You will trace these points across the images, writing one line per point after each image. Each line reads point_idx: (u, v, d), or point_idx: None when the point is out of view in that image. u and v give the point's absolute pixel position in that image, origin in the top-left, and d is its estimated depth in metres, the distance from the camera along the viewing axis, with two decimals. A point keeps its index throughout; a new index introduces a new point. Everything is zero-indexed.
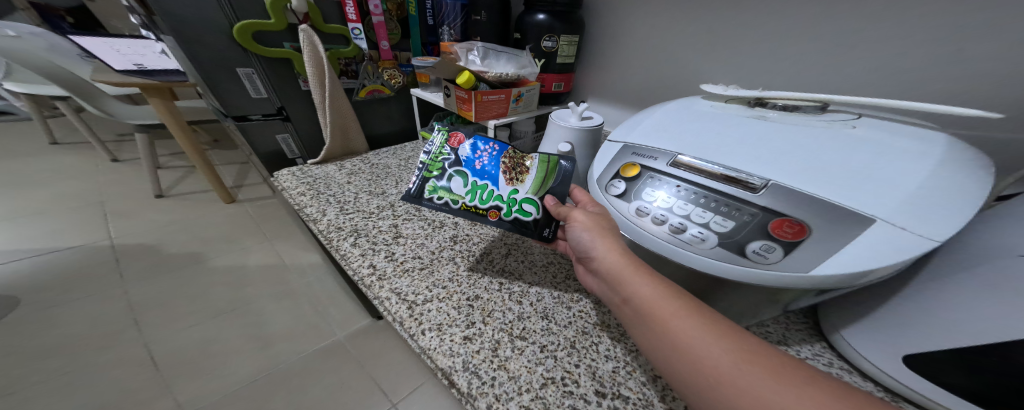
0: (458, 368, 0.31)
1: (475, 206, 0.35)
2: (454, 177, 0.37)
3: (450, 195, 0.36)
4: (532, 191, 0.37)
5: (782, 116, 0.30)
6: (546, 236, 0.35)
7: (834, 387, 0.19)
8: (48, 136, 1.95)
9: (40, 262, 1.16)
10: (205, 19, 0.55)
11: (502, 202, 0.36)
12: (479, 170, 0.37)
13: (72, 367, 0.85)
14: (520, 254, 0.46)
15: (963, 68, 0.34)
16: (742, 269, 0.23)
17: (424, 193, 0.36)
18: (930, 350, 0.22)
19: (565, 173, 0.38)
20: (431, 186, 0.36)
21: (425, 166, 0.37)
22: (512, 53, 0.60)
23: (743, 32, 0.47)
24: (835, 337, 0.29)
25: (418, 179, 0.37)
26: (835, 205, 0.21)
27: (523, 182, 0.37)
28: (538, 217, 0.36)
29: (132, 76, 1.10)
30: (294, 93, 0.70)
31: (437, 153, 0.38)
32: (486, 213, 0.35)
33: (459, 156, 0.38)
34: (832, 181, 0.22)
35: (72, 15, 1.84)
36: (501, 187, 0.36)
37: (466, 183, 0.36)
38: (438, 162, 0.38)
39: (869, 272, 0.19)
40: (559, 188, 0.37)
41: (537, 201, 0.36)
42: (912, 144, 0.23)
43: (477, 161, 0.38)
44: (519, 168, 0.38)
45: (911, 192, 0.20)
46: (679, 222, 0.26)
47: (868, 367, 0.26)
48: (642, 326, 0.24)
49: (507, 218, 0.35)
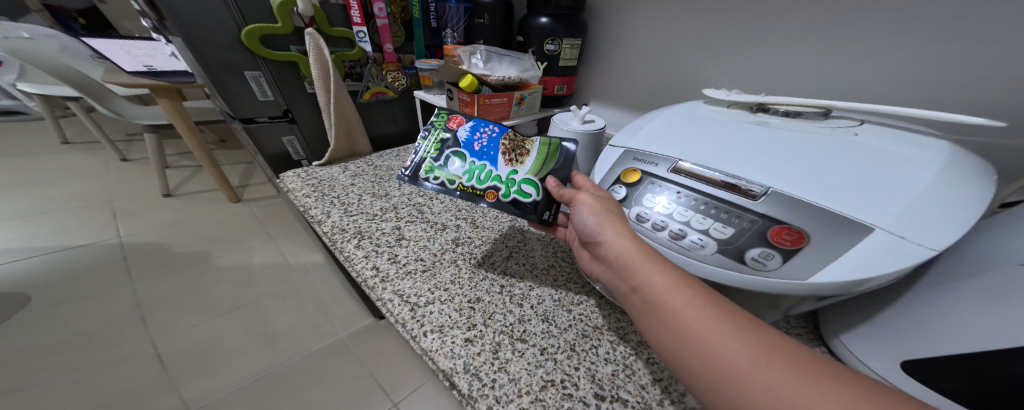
0: (459, 370, 0.32)
1: (472, 186, 0.36)
2: (453, 158, 0.38)
3: (448, 175, 0.37)
4: (533, 172, 0.36)
5: (784, 122, 0.30)
6: (545, 219, 0.35)
7: (859, 382, 0.18)
8: (60, 136, 1.99)
9: (51, 260, 1.19)
10: (213, 23, 0.56)
11: (500, 183, 0.36)
12: (479, 151, 0.38)
13: (81, 363, 0.87)
14: (521, 256, 0.46)
15: (970, 71, 0.34)
16: (740, 275, 0.23)
17: (422, 175, 0.37)
18: (930, 356, 0.22)
19: (567, 154, 0.37)
20: (429, 166, 0.38)
21: (425, 147, 0.39)
22: (515, 55, 0.61)
23: (745, 34, 0.47)
24: (835, 342, 0.28)
25: (418, 159, 0.39)
26: (836, 213, 0.21)
27: (523, 164, 0.37)
28: (537, 199, 0.35)
29: (143, 78, 1.13)
30: (300, 95, 0.71)
31: (436, 135, 0.40)
32: (483, 193, 0.36)
33: (459, 138, 0.39)
34: (834, 188, 0.22)
35: (84, 17, 1.87)
36: (500, 168, 0.36)
37: (465, 164, 0.37)
38: (439, 143, 0.39)
39: (867, 280, 0.19)
40: (560, 170, 0.36)
41: (537, 182, 0.35)
42: (916, 152, 0.23)
43: (477, 143, 0.38)
44: (519, 149, 0.37)
45: (912, 200, 0.20)
46: (678, 229, 0.26)
47: (867, 373, 0.25)
48: (654, 320, 0.24)
49: (505, 199, 0.35)
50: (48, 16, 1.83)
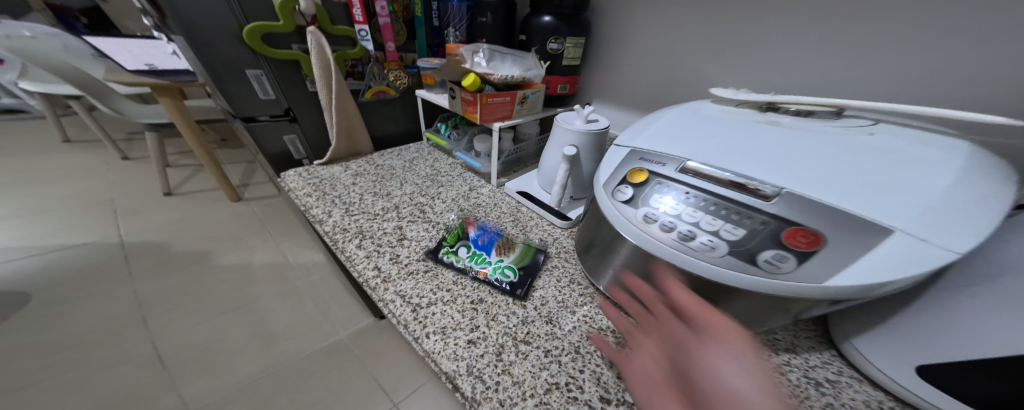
0: (462, 372, 0.31)
1: (469, 266, 0.43)
2: (461, 246, 0.46)
3: (454, 256, 0.45)
4: (515, 260, 0.44)
5: (796, 121, 0.29)
6: (517, 295, 0.39)
7: None
8: (61, 135, 1.99)
9: (51, 259, 1.18)
10: (214, 21, 0.55)
11: (489, 265, 0.43)
12: (482, 244, 0.47)
13: (81, 363, 0.86)
14: (539, 268, 0.44)
15: (982, 69, 0.34)
16: (753, 278, 0.23)
17: (439, 253, 0.45)
18: (945, 360, 0.22)
19: (541, 250, 0.46)
20: (443, 249, 0.45)
21: (443, 236, 0.48)
22: (517, 55, 0.61)
23: (752, 32, 0.46)
24: (846, 345, 0.28)
25: (438, 241, 0.48)
26: (853, 215, 0.21)
27: (509, 255, 0.45)
28: (514, 280, 0.41)
29: (144, 77, 1.12)
30: (301, 94, 0.71)
31: (453, 230, 0.50)
32: (476, 271, 0.42)
33: (469, 234, 0.48)
34: (850, 189, 0.22)
35: (86, 16, 1.87)
36: (491, 255, 0.45)
37: (468, 250, 0.46)
38: (455, 234, 0.48)
39: (884, 283, 0.19)
40: (536, 261, 0.44)
41: (516, 267, 0.43)
42: (933, 151, 0.23)
43: (481, 238, 0.48)
44: (508, 246, 0.46)
45: (934, 202, 0.20)
46: (688, 230, 0.26)
47: (878, 376, 0.26)
48: None
49: (491, 278, 0.41)
50: (49, 14, 1.82)
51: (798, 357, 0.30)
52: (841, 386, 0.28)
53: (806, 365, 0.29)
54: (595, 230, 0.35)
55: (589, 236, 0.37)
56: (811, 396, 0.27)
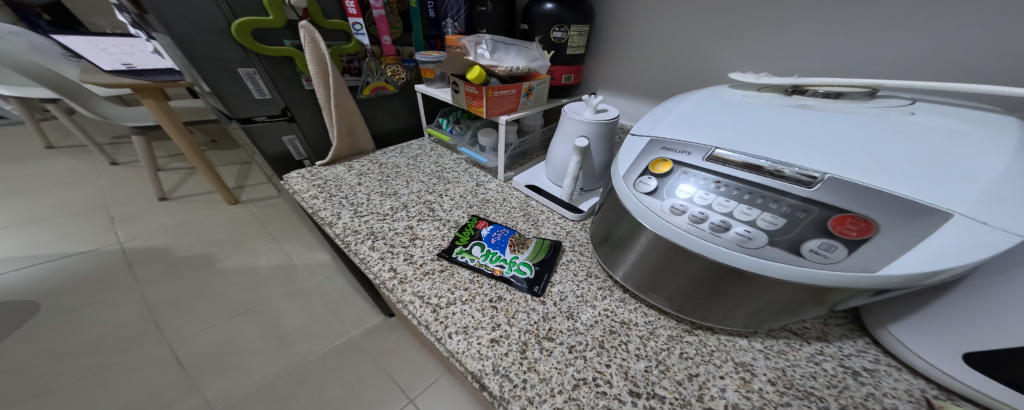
0: (488, 371, 0.30)
1: (485, 264, 0.42)
2: (475, 245, 0.45)
3: (470, 255, 0.44)
4: (530, 257, 0.43)
5: (824, 104, 0.29)
6: (535, 292, 0.38)
7: None
8: (44, 140, 1.94)
9: (53, 268, 1.16)
10: (200, 16, 0.53)
11: (505, 262, 0.43)
12: (495, 242, 0.46)
13: (97, 368, 0.85)
14: (581, 277, 0.41)
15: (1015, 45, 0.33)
16: (800, 268, 0.23)
17: (452, 253, 0.44)
18: (987, 348, 0.24)
19: (554, 247, 0.45)
20: (459, 249, 0.44)
21: (457, 236, 0.47)
22: (521, 44, 0.58)
23: (770, 12, 0.44)
24: (882, 332, 0.31)
25: (451, 241, 0.46)
26: (910, 202, 0.20)
27: (523, 251, 0.44)
28: (530, 276, 0.41)
29: (124, 76, 1.07)
30: (296, 91, 0.68)
31: (465, 231, 0.48)
32: (492, 269, 0.42)
33: (481, 234, 0.47)
34: (903, 173, 0.21)
35: (50, 12, 1.75)
36: (505, 253, 0.44)
37: (483, 250, 0.45)
38: (468, 234, 0.47)
39: (939, 272, 0.20)
40: (551, 258, 0.44)
41: (531, 264, 0.42)
42: (979, 129, 0.22)
43: (493, 237, 0.47)
44: (521, 242, 0.45)
45: (991, 183, 0.19)
46: (721, 220, 0.25)
47: (918, 363, 0.28)
48: None
49: (508, 274, 0.41)
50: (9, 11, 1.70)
51: (831, 346, 0.33)
52: (879, 374, 0.30)
53: (840, 354, 0.32)
54: (613, 222, 0.34)
55: (606, 228, 0.36)
56: (848, 384, 0.29)
